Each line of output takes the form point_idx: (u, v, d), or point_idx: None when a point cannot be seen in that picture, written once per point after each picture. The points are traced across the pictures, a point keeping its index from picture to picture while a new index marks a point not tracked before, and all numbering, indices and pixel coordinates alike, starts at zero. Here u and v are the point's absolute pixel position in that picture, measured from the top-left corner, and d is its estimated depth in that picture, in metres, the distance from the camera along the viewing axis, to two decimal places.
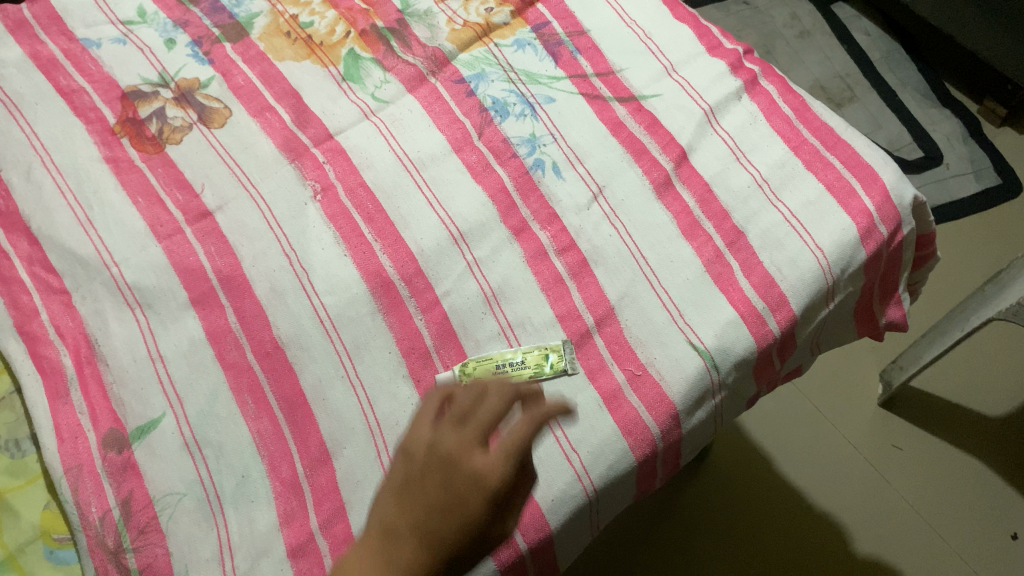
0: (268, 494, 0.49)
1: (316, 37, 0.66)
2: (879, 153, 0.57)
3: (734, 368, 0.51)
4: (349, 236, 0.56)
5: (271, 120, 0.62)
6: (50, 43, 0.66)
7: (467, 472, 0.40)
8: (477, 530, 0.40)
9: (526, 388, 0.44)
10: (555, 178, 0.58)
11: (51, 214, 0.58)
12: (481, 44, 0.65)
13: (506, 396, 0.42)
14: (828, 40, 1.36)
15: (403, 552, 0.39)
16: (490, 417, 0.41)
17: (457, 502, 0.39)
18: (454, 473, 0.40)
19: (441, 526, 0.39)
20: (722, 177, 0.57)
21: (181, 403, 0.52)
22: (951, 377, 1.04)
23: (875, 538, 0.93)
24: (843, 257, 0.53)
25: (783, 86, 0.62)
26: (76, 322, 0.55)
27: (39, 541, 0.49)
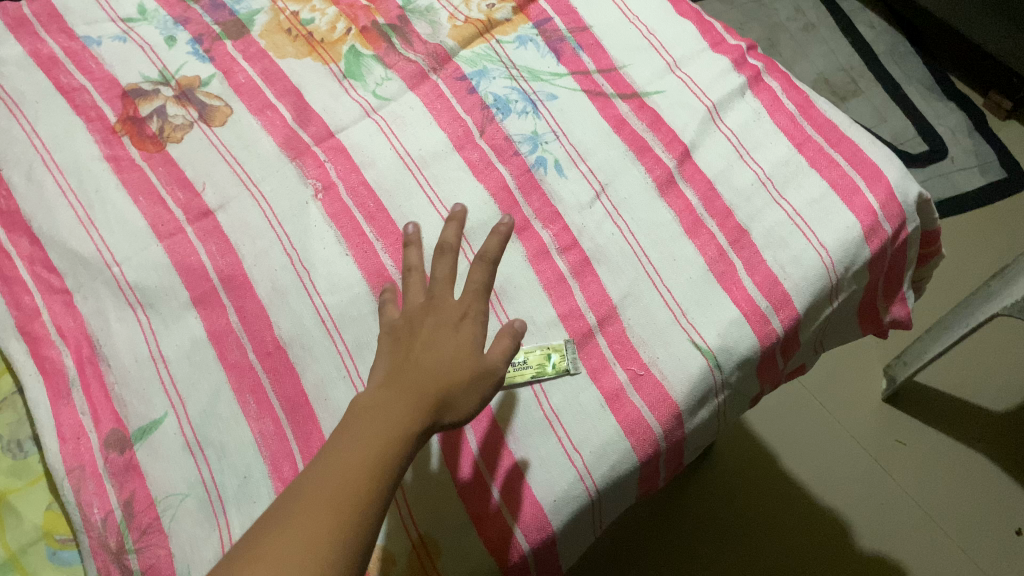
0: (269, 495, 0.49)
1: (317, 35, 0.66)
2: (884, 150, 0.57)
3: (736, 368, 0.51)
4: (350, 235, 0.56)
5: (272, 118, 0.62)
6: (50, 41, 0.65)
7: (447, 337, 0.43)
8: (478, 357, 0.43)
9: (450, 233, 0.48)
10: (557, 176, 0.58)
11: (52, 213, 0.58)
12: (482, 41, 0.65)
13: (450, 250, 0.47)
14: (832, 34, 1.36)
15: (404, 404, 0.40)
16: (449, 275, 0.46)
17: (453, 355, 0.43)
18: (440, 335, 0.43)
19: (440, 369, 0.42)
20: (725, 175, 0.57)
21: (183, 404, 0.52)
22: (955, 372, 1.03)
23: (878, 533, 0.92)
24: (846, 256, 0.53)
25: (787, 83, 0.62)
26: (78, 322, 0.55)
27: (41, 542, 0.49)
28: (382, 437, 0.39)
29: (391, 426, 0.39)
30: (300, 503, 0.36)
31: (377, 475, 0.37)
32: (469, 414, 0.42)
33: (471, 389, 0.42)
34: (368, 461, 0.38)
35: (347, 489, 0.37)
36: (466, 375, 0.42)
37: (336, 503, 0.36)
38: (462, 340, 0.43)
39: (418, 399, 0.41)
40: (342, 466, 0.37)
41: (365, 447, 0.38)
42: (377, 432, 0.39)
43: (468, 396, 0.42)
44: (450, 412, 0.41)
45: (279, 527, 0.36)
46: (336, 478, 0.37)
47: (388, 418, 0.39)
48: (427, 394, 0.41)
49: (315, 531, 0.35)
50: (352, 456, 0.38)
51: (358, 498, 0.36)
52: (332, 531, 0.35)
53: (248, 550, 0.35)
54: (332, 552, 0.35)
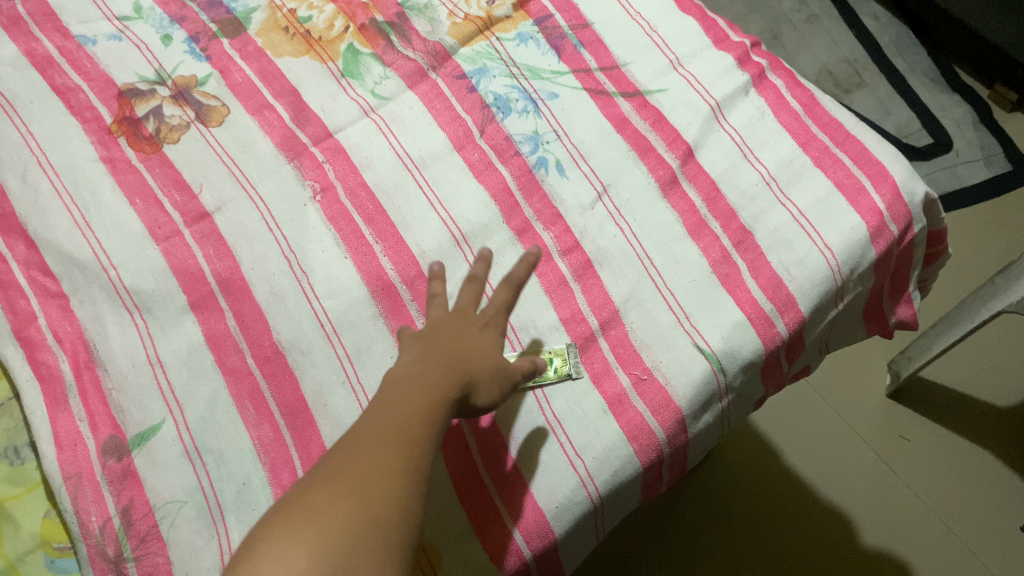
0: (269, 503, 0.48)
1: (315, 32, 0.65)
2: (890, 149, 0.56)
3: (740, 371, 0.51)
4: (349, 238, 0.55)
5: (270, 118, 0.61)
6: (45, 40, 0.64)
7: (475, 338, 0.45)
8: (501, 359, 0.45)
9: (479, 267, 0.51)
10: (558, 177, 0.57)
11: (48, 216, 0.57)
12: (482, 38, 0.64)
13: (478, 280, 0.50)
14: (836, 25, 1.34)
15: (441, 373, 0.42)
16: (474, 298, 0.49)
17: (479, 349, 0.45)
18: (466, 332, 0.46)
19: (469, 352, 0.44)
20: (729, 175, 0.56)
21: (181, 410, 0.51)
22: (960, 367, 1.03)
23: (881, 528, 0.92)
24: (852, 257, 0.52)
25: (792, 80, 0.61)
26: (74, 326, 0.54)
27: (39, 551, 0.49)
28: (427, 392, 0.40)
29: (432, 387, 0.40)
30: (363, 440, 0.37)
31: (428, 421, 0.38)
32: (491, 400, 0.44)
33: (496, 379, 0.44)
34: (418, 410, 0.39)
35: (405, 427, 0.37)
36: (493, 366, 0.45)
37: (398, 437, 0.37)
38: (486, 338, 0.46)
39: (453, 371, 0.42)
40: (393, 412, 0.38)
41: (412, 399, 0.39)
42: (422, 390, 0.40)
43: (492, 384, 0.44)
44: (478, 393, 0.43)
45: (344, 459, 0.36)
46: (393, 421, 0.38)
47: (428, 381, 0.41)
48: (459, 370, 0.42)
49: (383, 457, 0.36)
50: (400, 405, 0.39)
51: (417, 435, 0.37)
52: (402, 456, 0.36)
53: (316, 481, 0.35)
54: (405, 475, 0.35)
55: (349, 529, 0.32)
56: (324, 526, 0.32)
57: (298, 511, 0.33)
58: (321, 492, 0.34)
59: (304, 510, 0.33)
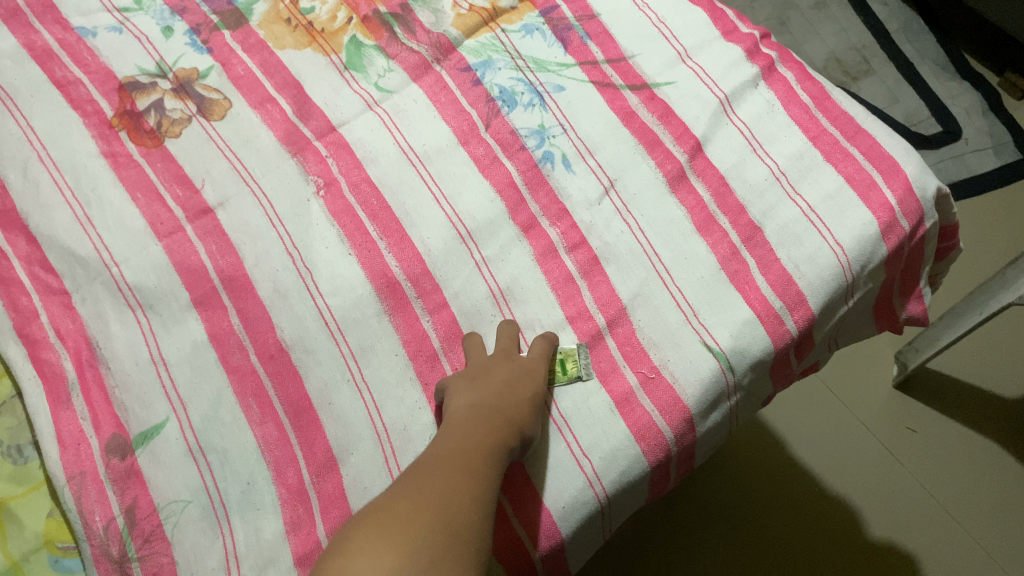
0: (274, 502, 0.48)
1: (317, 24, 0.64)
2: (901, 143, 0.55)
3: (749, 370, 0.50)
4: (353, 234, 0.55)
5: (272, 112, 0.60)
6: (44, 32, 0.64)
7: (526, 379, 0.47)
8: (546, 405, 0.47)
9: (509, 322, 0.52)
10: (564, 171, 0.57)
11: (49, 212, 0.56)
12: (487, 30, 0.63)
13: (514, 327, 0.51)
14: (844, 11, 1.32)
15: (496, 418, 0.44)
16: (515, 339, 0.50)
17: (531, 389, 0.47)
18: (519, 373, 0.47)
19: (521, 395, 0.46)
20: (738, 169, 0.55)
21: (185, 408, 0.51)
22: (967, 358, 1.02)
23: (889, 521, 0.92)
24: (862, 253, 0.51)
25: (801, 72, 0.60)
26: (76, 324, 0.53)
27: (43, 550, 0.49)
28: (487, 435, 0.42)
29: (490, 428, 0.43)
30: (433, 473, 0.39)
31: (490, 461, 0.41)
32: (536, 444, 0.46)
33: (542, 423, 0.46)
34: (481, 450, 0.41)
35: (470, 465, 0.40)
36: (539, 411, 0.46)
37: (465, 473, 0.39)
38: (538, 379, 0.47)
39: (507, 415, 0.44)
40: (457, 451, 0.41)
41: (473, 439, 0.42)
42: (482, 430, 0.43)
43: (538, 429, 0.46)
44: (528, 438, 0.45)
45: (418, 486, 0.38)
46: (459, 458, 0.40)
47: (485, 424, 0.43)
48: (512, 415, 0.44)
49: (453, 488, 0.38)
50: (462, 445, 0.41)
51: (481, 472, 0.40)
52: (470, 489, 0.39)
53: (393, 500, 0.37)
54: (473, 505, 0.38)
55: (430, 542, 0.35)
56: (407, 535, 0.35)
57: (383, 522, 0.36)
58: (401, 509, 0.36)
59: (387, 522, 0.36)
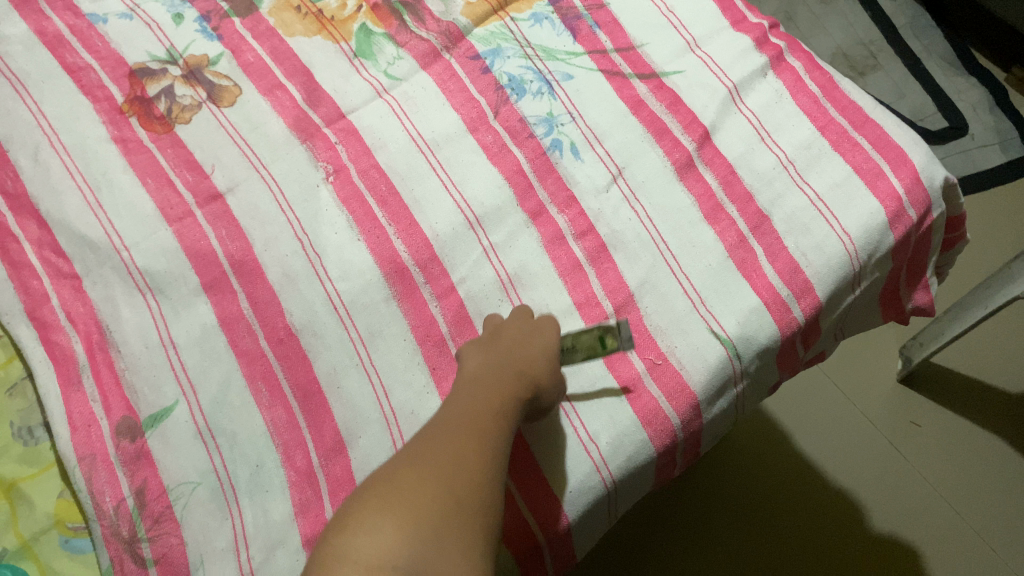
0: (282, 485, 0.49)
1: (327, 12, 0.64)
2: (909, 133, 0.55)
3: (756, 357, 0.50)
4: (362, 220, 0.55)
5: (282, 99, 0.60)
6: (55, 18, 0.64)
7: (541, 340, 0.47)
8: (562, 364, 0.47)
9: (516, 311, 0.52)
10: (573, 159, 0.57)
11: (59, 196, 0.57)
12: (497, 18, 0.63)
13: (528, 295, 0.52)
14: (852, 6, 1.32)
15: (509, 377, 0.44)
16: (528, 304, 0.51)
17: (544, 348, 0.47)
18: (529, 335, 0.47)
19: (532, 354, 0.46)
20: (746, 158, 0.56)
21: (194, 391, 0.51)
22: (971, 353, 1.02)
23: (892, 514, 0.92)
24: (870, 242, 0.51)
25: (810, 62, 0.60)
26: (86, 307, 0.54)
27: (54, 530, 0.49)
28: (499, 392, 0.43)
29: (502, 388, 0.43)
30: (443, 434, 0.40)
31: (502, 418, 0.41)
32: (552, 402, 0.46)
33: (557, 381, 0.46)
34: (492, 408, 0.42)
35: (482, 424, 0.40)
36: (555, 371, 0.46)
37: (476, 433, 0.40)
38: (550, 340, 0.48)
39: (520, 374, 0.44)
40: (469, 410, 0.41)
41: (485, 398, 0.42)
42: (495, 390, 0.43)
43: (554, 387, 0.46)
44: (543, 397, 0.45)
45: (428, 448, 0.39)
46: (471, 417, 0.41)
47: (499, 384, 0.43)
48: (526, 373, 0.45)
49: (463, 449, 0.39)
50: (474, 405, 0.42)
51: (493, 428, 0.40)
52: (480, 447, 0.39)
53: (402, 465, 0.38)
54: (484, 465, 0.38)
55: (436, 511, 0.35)
56: (413, 505, 0.35)
57: (391, 491, 0.36)
58: (409, 475, 0.37)
59: (395, 492, 0.36)
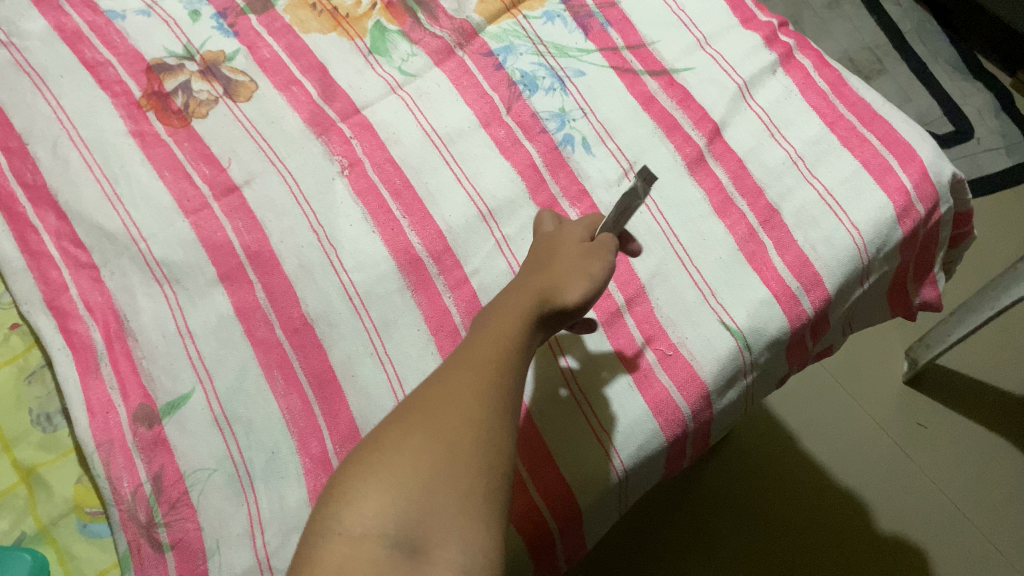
0: (297, 471, 0.49)
1: (342, 10, 0.65)
2: (917, 129, 0.56)
3: (766, 348, 0.51)
4: (377, 213, 0.56)
5: (298, 94, 0.61)
6: (74, 15, 0.65)
7: (555, 257, 0.45)
8: (580, 263, 0.44)
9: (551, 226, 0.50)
10: (584, 154, 0.58)
11: (78, 188, 0.58)
12: (509, 16, 0.64)
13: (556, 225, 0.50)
14: (858, 11, 1.33)
15: (515, 297, 0.41)
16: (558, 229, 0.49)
17: (565, 264, 0.44)
18: (548, 258, 0.45)
19: (549, 274, 0.43)
20: (756, 153, 0.56)
21: (211, 379, 0.52)
22: (977, 354, 1.02)
23: (898, 514, 0.92)
24: (878, 236, 0.52)
25: (819, 60, 0.61)
26: (104, 296, 0.54)
27: (72, 515, 0.50)
28: (505, 324, 0.39)
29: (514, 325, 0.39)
30: (440, 381, 0.36)
31: (509, 355, 0.38)
32: (579, 300, 0.42)
33: (577, 280, 0.43)
34: (495, 343, 0.38)
35: (484, 363, 0.37)
36: (570, 272, 0.43)
37: (476, 374, 0.36)
38: (570, 256, 0.45)
39: (529, 293, 0.41)
40: (471, 348, 0.38)
41: (493, 338, 0.38)
42: (500, 322, 0.39)
43: (574, 285, 0.42)
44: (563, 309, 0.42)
45: (424, 400, 0.35)
46: (470, 358, 0.37)
47: (505, 309, 0.40)
48: (534, 286, 0.42)
49: (459, 395, 0.35)
50: (484, 347, 0.38)
51: (496, 367, 0.37)
52: (481, 390, 0.35)
53: (402, 420, 0.34)
54: (484, 409, 0.35)
55: (427, 465, 0.32)
56: (403, 462, 0.32)
57: (381, 450, 0.33)
58: (401, 431, 0.34)
59: (385, 450, 0.33)
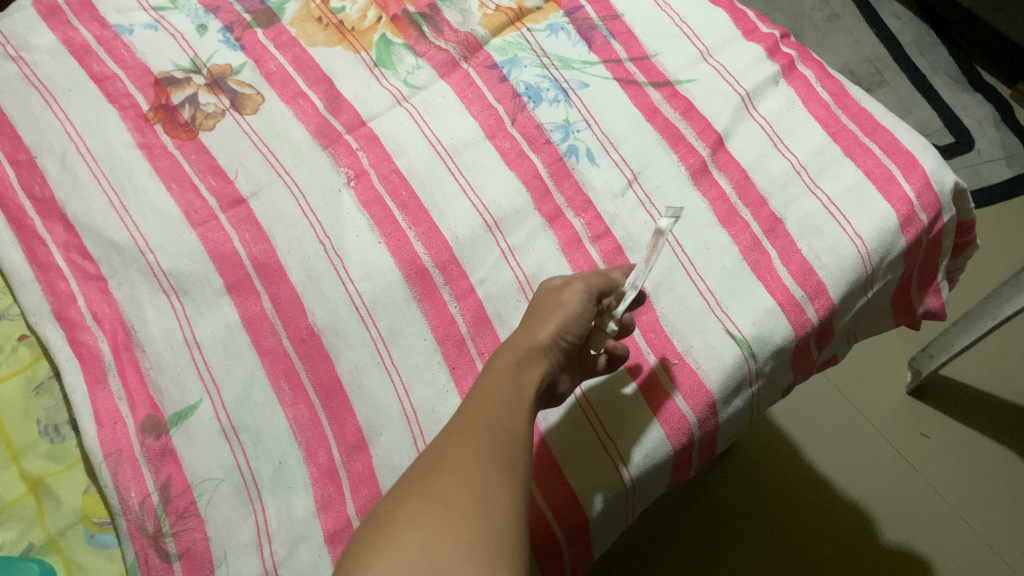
0: (305, 480, 0.49)
1: (348, 23, 0.66)
2: (920, 139, 0.56)
3: (771, 357, 0.51)
4: (383, 223, 0.56)
5: (304, 107, 0.62)
6: (82, 29, 0.65)
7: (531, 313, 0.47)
8: (553, 299, 0.46)
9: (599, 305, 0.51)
10: (589, 164, 0.58)
11: (86, 200, 0.58)
12: (514, 29, 0.65)
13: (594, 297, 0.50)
14: (857, 24, 1.34)
15: (502, 352, 0.43)
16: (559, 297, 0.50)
17: (537, 313, 0.46)
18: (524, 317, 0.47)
19: (524, 327, 0.45)
20: (760, 163, 0.57)
21: (218, 389, 0.52)
22: (980, 365, 1.02)
23: (903, 526, 0.92)
24: (882, 245, 0.52)
25: (821, 71, 0.61)
26: (112, 308, 0.55)
27: (80, 526, 0.50)
28: (496, 379, 0.40)
29: (502, 376, 0.41)
30: (435, 451, 0.36)
31: (503, 413, 0.38)
32: (553, 334, 0.44)
33: (548, 321, 0.44)
34: (487, 404, 0.39)
35: (476, 425, 0.37)
36: (545, 310, 0.45)
37: (469, 436, 0.36)
38: (541, 305, 0.47)
39: (509, 348, 0.43)
40: (464, 414, 0.38)
41: (491, 397, 0.39)
42: (490, 383, 0.40)
43: (545, 324, 0.44)
44: (544, 346, 0.43)
45: (420, 472, 0.35)
46: (463, 424, 0.38)
47: (493, 364, 0.42)
48: (513, 341, 0.44)
49: (453, 457, 0.35)
50: (480, 406, 0.38)
51: (489, 426, 0.37)
52: (475, 447, 0.36)
53: (409, 489, 0.34)
54: (481, 463, 0.35)
55: (425, 522, 0.32)
56: (402, 526, 0.32)
57: (381, 524, 0.33)
58: (399, 503, 0.34)
59: (385, 523, 0.33)
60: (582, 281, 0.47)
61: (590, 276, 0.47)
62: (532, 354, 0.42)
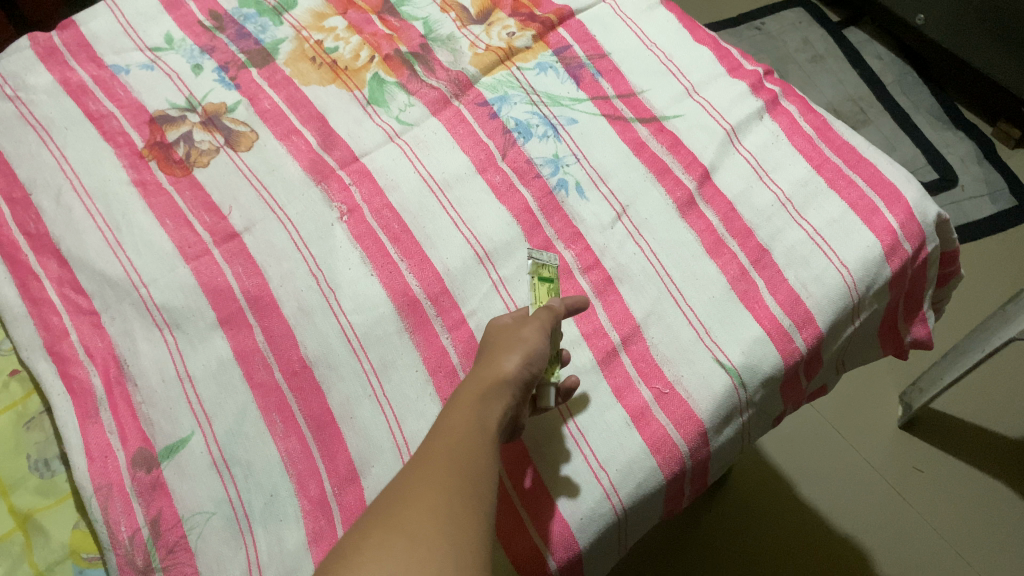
0: (296, 513, 0.49)
1: (341, 62, 0.67)
2: (901, 171, 0.58)
3: (760, 386, 0.51)
4: (375, 256, 0.57)
5: (298, 143, 0.63)
6: (79, 70, 0.67)
7: (489, 343, 0.47)
8: (512, 334, 0.46)
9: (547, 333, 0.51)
10: (578, 198, 0.59)
11: (80, 236, 0.58)
12: (504, 68, 0.66)
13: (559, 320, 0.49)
14: (840, 64, 1.37)
15: (464, 388, 0.43)
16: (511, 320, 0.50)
17: (497, 343, 0.46)
18: (481, 348, 0.47)
19: (482, 360, 0.45)
20: (746, 196, 0.58)
21: (210, 423, 0.52)
22: (970, 399, 1.03)
23: (899, 561, 0.91)
24: (867, 274, 0.53)
25: (803, 107, 0.63)
26: (105, 342, 0.55)
27: (68, 561, 0.49)
28: (460, 415, 0.41)
29: (469, 414, 0.41)
30: (400, 483, 0.37)
31: (467, 445, 0.39)
32: (520, 366, 0.44)
33: (511, 353, 0.45)
34: (451, 440, 0.39)
35: (442, 459, 0.37)
36: (506, 345, 0.45)
37: (437, 470, 0.37)
38: (495, 335, 0.47)
39: (476, 383, 0.43)
40: (429, 448, 0.39)
41: (457, 432, 0.39)
42: (457, 421, 0.40)
43: (509, 355, 0.44)
44: (512, 378, 0.43)
45: (383, 505, 0.36)
46: (428, 458, 0.38)
47: (457, 400, 0.42)
48: (476, 374, 0.44)
49: (421, 492, 0.35)
50: (445, 441, 0.39)
51: (455, 460, 0.37)
52: (443, 481, 0.36)
53: (376, 516, 0.35)
54: (447, 498, 0.35)
55: (392, 555, 0.32)
56: (367, 557, 0.32)
57: (344, 556, 0.33)
58: (364, 533, 0.34)
59: (348, 555, 0.33)
60: (537, 318, 0.47)
61: (543, 313, 0.48)
62: (496, 389, 0.43)
